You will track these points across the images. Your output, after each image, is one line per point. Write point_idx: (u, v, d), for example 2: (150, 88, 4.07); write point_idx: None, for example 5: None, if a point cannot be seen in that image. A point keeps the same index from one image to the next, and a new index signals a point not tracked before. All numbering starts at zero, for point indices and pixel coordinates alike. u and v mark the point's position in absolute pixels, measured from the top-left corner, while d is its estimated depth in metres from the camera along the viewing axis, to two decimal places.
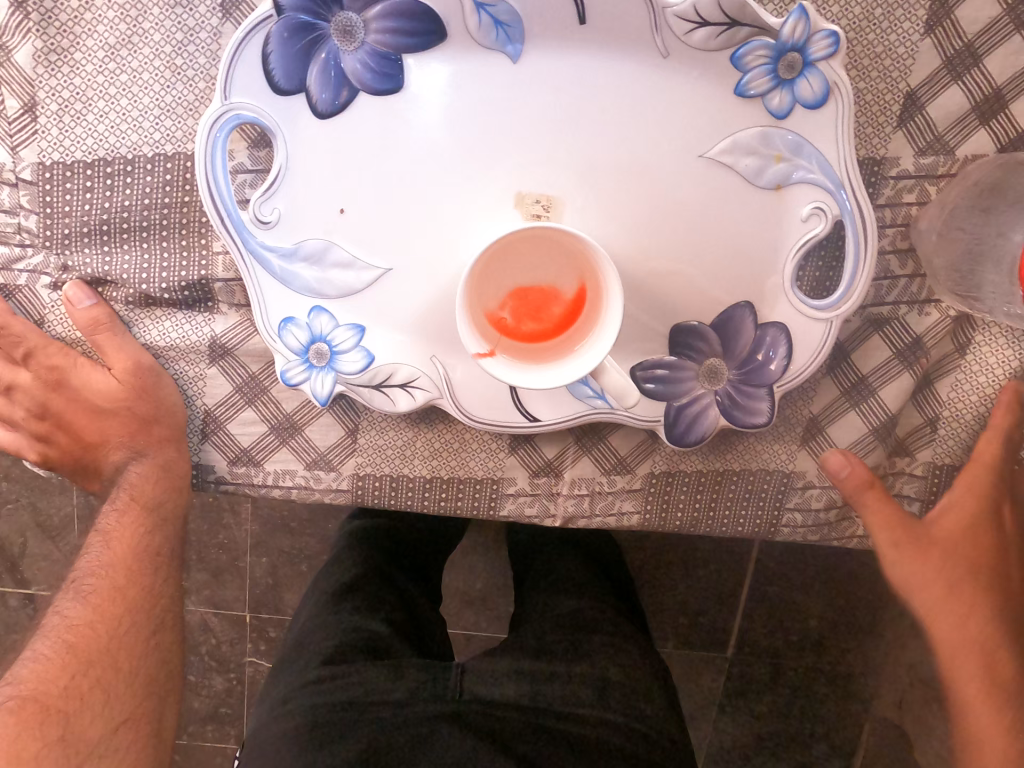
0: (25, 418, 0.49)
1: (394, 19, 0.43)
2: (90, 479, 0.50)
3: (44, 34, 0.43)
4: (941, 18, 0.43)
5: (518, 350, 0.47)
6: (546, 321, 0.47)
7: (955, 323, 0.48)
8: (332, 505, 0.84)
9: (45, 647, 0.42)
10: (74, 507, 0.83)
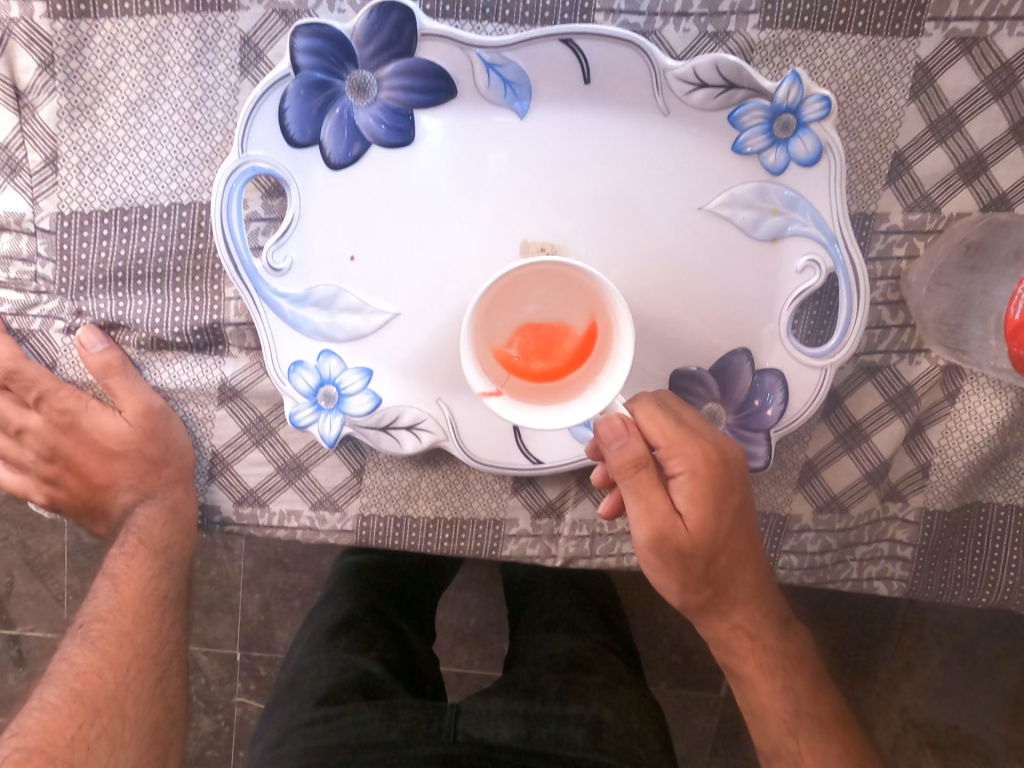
0: (34, 460, 0.49)
1: (406, 77, 0.45)
2: (95, 520, 0.50)
3: (69, 93, 0.44)
4: (924, 86, 0.45)
5: (528, 390, 0.47)
6: (557, 362, 0.48)
7: (943, 373, 0.49)
8: (326, 541, 0.83)
9: (52, 695, 0.42)
10: (64, 544, 0.83)
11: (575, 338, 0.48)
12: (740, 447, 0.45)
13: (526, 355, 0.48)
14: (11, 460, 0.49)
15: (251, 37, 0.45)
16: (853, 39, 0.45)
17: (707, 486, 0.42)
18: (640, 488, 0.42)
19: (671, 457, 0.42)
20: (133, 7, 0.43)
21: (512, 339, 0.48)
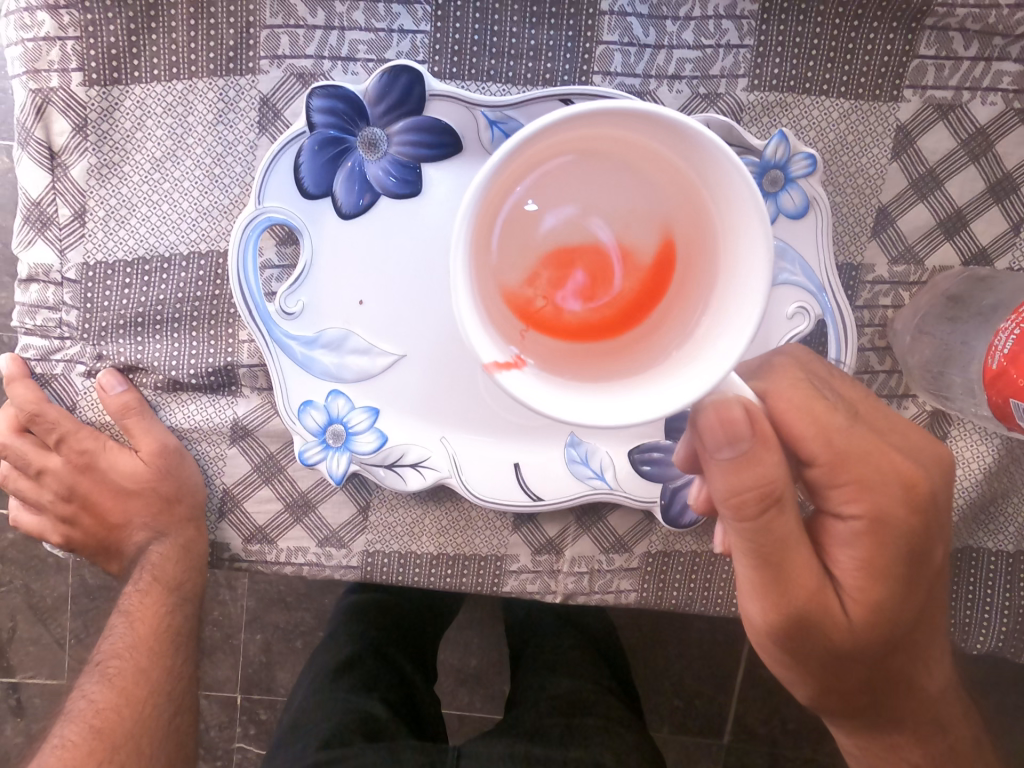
0: (52, 500, 0.52)
1: (415, 133, 0.48)
2: (110, 560, 0.53)
3: (99, 152, 0.47)
4: (904, 147, 0.48)
5: (553, 355, 0.34)
6: (603, 312, 0.35)
7: (931, 418, 0.51)
8: (329, 580, 0.85)
9: (73, 733, 0.45)
10: (69, 587, 0.82)
11: (636, 275, 0.35)
12: (938, 467, 0.41)
13: (559, 301, 0.35)
14: (31, 501, 0.53)
15: (269, 98, 0.48)
16: (837, 102, 0.48)
17: (876, 545, 0.39)
18: (769, 532, 0.36)
19: (849, 501, 0.39)
20: (161, 73, 0.47)
21: (535, 279, 0.35)
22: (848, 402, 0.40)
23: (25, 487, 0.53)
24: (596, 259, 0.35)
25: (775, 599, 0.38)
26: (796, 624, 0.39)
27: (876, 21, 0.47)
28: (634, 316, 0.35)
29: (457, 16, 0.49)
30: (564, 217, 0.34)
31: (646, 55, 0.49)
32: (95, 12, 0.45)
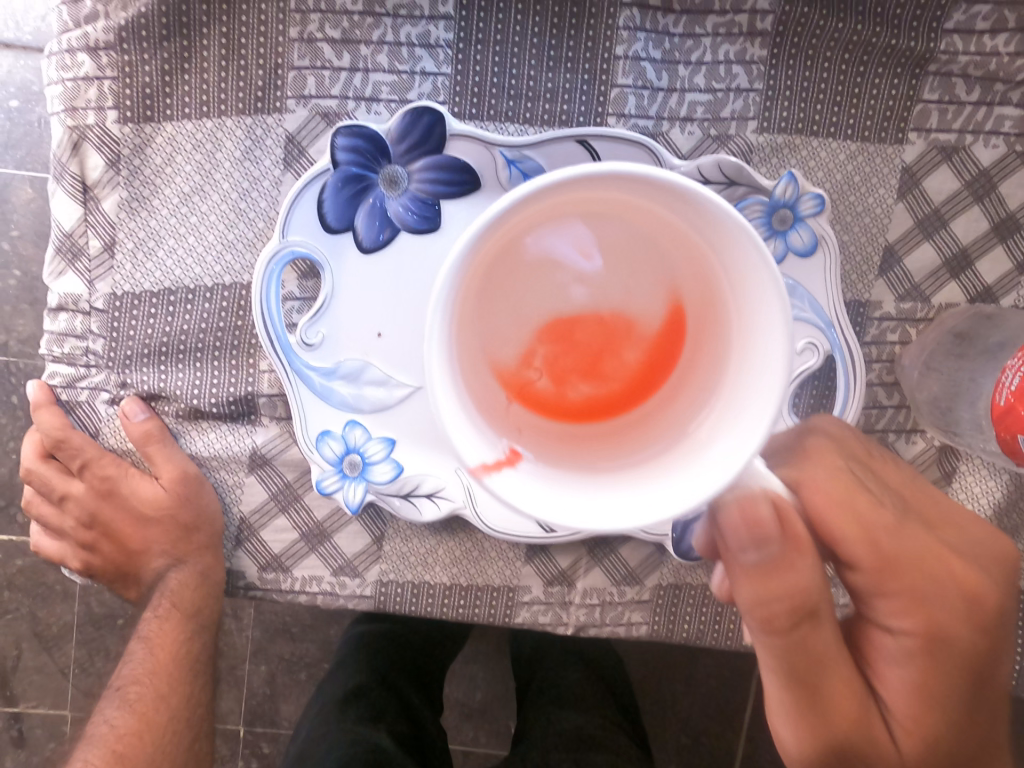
0: (74, 526, 0.54)
1: (434, 171, 0.49)
2: (128, 587, 0.54)
3: (130, 186, 0.49)
4: (910, 187, 0.50)
5: (556, 440, 0.34)
6: (608, 387, 0.35)
7: (940, 452, 0.51)
8: (335, 610, 0.84)
9: (95, 757, 0.47)
10: (75, 615, 0.82)
11: (641, 343, 0.34)
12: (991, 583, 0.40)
13: (560, 377, 0.35)
14: (55, 526, 0.55)
15: (294, 136, 0.49)
16: (844, 143, 0.50)
17: (925, 665, 0.38)
18: (802, 641, 0.35)
19: (898, 614, 0.39)
20: (192, 111, 0.48)
21: (531, 355, 0.34)
22: (896, 503, 0.41)
23: (48, 514, 0.55)
24: (594, 329, 0.34)
25: (812, 719, 0.37)
26: (835, 747, 0.37)
27: (880, 67, 0.49)
28: (643, 386, 0.34)
29: (477, 59, 0.51)
30: (555, 290, 0.33)
31: (659, 97, 0.51)
32: (132, 52, 0.47)
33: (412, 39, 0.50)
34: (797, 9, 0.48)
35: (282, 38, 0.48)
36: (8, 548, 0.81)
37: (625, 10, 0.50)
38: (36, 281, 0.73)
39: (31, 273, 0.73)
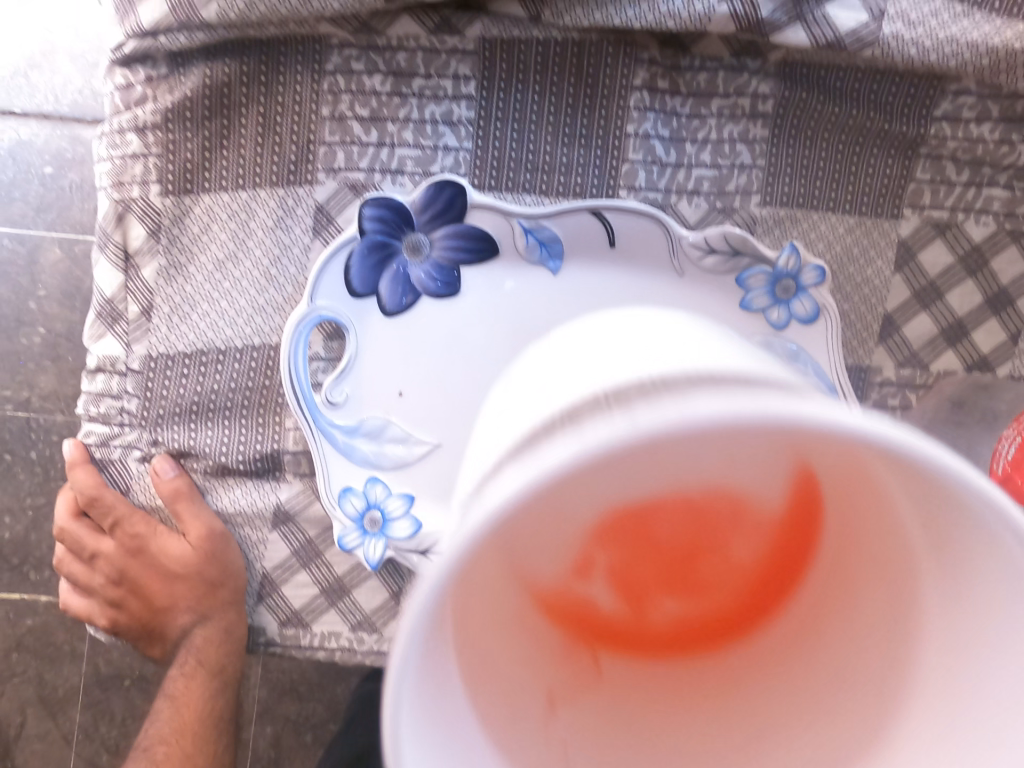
0: (102, 584, 0.57)
1: (455, 239, 0.52)
2: (153, 643, 0.57)
3: (169, 254, 0.51)
4: (906, 260, 0.52)
5: (629, 697, 0.27)
6: (700, 614, 0.28)
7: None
8: (343, 667, 0.84)
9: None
10: (81, 678, 0.81)
11: (761, 527, 0.27)
12: None
13: (637, 596, 0.28)
14: (83, 584, 0.58)
15: (324, 206, 0.52)
16: (842, 217, 0.53)
17: None
18: None
19: None
20: (228, 184, 0.51)
21: (588, 564, 0.27)
22: None
23: (78, 572, 0.58)
24: (684, 520, 0.27)
25: None
26: None
27: (876, 148, 0.52)
28: (761, 588, 0.28)
29: (497, 136, 0.54)
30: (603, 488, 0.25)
31: (667, 171, 0.54)
32: (176, 133, 0.51)
33: (436, 117, 0.53)
34: (796, 94, 0.52)
35: (314, 116, 0.52)
36: (19, 609, 0.80)
37: (636, 92, 0.54)
38: (60, 338, 0.77)
39: (56, 330, 0.77)
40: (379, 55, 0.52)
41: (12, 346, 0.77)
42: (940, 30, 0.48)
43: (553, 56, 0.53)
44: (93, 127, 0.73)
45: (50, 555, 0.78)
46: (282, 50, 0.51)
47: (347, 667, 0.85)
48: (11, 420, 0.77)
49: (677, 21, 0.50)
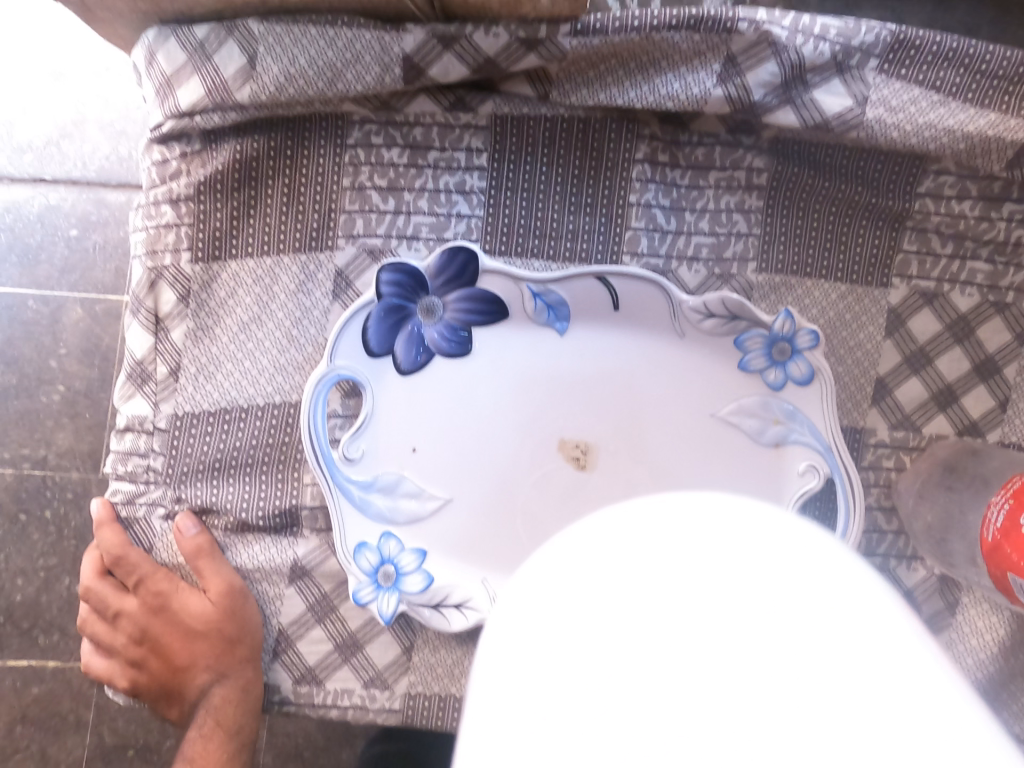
0: (124, 644, 0.57)
1: (467, 302, 0.55)
2: (172, 703, 0.57)
3: (197, 317, 0.55)
4: (896, 327, 0.56)
5: None
6: None
7: (940, 582, 0.55)
8: (349, 729, 0.84)
9: None
10: (85, 749, 0.80)
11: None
12: None
13: None
14: (105, 645, 0.58)
15: (343, 271, 0.55)
16: (834, 284, 0.56)
17: None
18: None
19: None
20: (254, 250, 0.55)
21: None
22: None
23: (100, 633, 0.58)
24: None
25: None
26: None
27: (864, 222, 0.55)
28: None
29: (507, 204, 0.56)
30: None
31: (667, 238, 0.56)
32: (206, 203, 0.55)
33: (450, 187, 0.56)
34: (787, 169, 0.55)
35: (336, 186, 0.55)
36: (25, 676, 0.80)
37: (638, 164, 0.56)
38: (78, 395, 0.79)
39: (74, 386, 0.79)
40: (397, 130, 0.55)
41: (32, 403, 0.79)
42: (921, 115, 0.51)
43: (559, 132, 0.55)
44: (119, 190, 0.79)
45: (60, 617, 0.79)
46: (306, 126, 0.55)
47: (352, 730, 0.84)
48: (28, 478, 0.79)
49: (675, 104, 0.52)
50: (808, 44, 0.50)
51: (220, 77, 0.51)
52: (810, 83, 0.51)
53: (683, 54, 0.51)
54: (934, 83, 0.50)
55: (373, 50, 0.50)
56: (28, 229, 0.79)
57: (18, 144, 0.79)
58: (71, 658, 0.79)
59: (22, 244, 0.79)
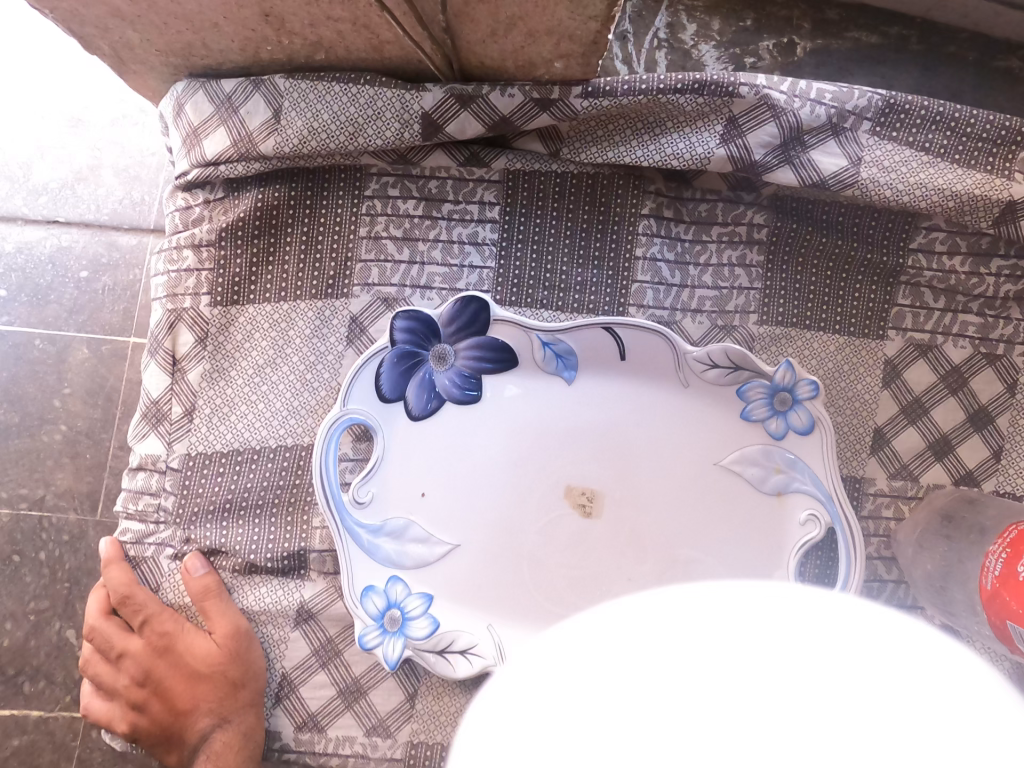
0: (126, 686, 0.56)
1: (478, 350, 0.56)
2: (171, 748, 0.56)
3: (213, 360, 0.57)
4: (893, 378, 0.57)
5: None
6: None
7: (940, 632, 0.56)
8: None
9: None
10: None
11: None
12: None
13: None
14: (106, 686, 0.57)
15: (357, 317, 0.57)
16: (834, 337, 0.57)
17: None
18: None
19: None
20: (272, 296, 0.57)
21: None
22: None
23: (102, 672, 0.57)
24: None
25: None
26: None
27: (859, 278, 0.57)
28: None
29: (517, 256, 0.58)
30: None
31: (672, 292, 0.58)
32: (227, 250, 0.57)
33: (462, 238, 0.58)
34: (787, 225, 0.57)
35: (353, 235, 0.57)
36: (7, 725, 0.77)
37: (643, 220, 0.58)
38: (79, 435, 0.79)
39: (76, 427, 0.79)
40: (412, 182, 0.57)
41: (34, 443, 0.79)
42: (911, 174, 0.52)
43: (569, 187, 0.57)
44: (131, 232, 0.81)
45: (48, 663, 0.77)
46: (325, 177, 0.57)
47: None
48: (25, 518, 0.78)
49: (681, 162, 0.54)
50: (805, 108, 0.52)
51: (245, 129, 0.53)
52: (807, 143, 0.53)
53: (688, 115, 0.53)
54: (924, 145, 0.52)
55: (394, 107, 0.52)
56: (39, 269, 0.80)
57: (35, 186, 0.81)
58: (56, 706, 0.77)
59: (32, 284, 0.80)
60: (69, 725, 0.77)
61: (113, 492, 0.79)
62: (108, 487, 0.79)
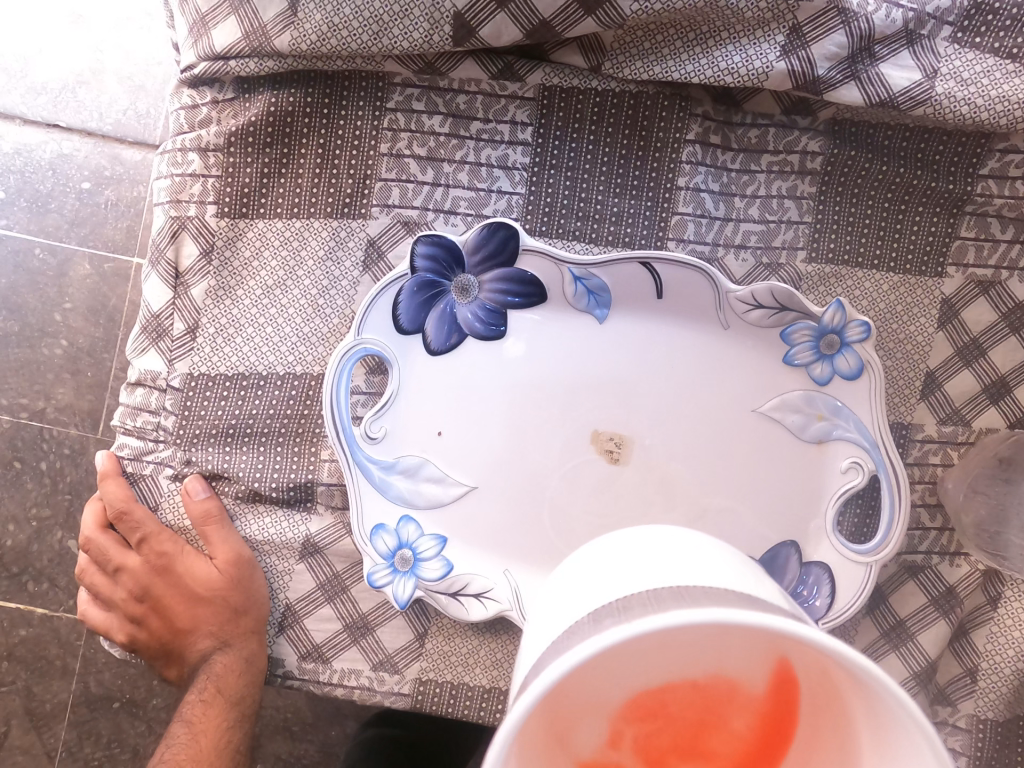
0: (124, 599, 0.55)
1: (504, 283, 0.52)
2: (170, 663, 0.55)
3: (219, 276, 0.54)
4: (949, 318, 0.53)
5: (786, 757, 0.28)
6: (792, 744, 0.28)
7: (984, 577, 0.53)
8: (338, 708, 0.79)
9: None
10: (70, 694, 0.78)
11: (750, 708, 0.29)
12: None
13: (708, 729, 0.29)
14: (104, 598, 0.56)
15: (375, 240, 0.53)
16: (887, 275, 0.53)
17: None
18: None
19: None
20: (283, 211, 0.53)
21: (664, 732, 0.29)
22: None
23: (99, 584, 0.56)
24: (688, 698, 0.29)
25: None
26: None
27: (920, 208, 0.52)
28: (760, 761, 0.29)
29: (550, 182, 0.54)
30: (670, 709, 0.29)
31: (716, 225, 0.54)
32: (236, 157, 0.53)
33: (492, 161, 0.53)
34: (844, 151, 0.52)
35: (373, 151, 0.53)
36: (13, 617, 0.78)
37: (689, 145, 0.53)
38: (81, 352, 0.77)
39: (77, 344, 0.77)
40: (440, 96, 0.53)
41: (33, 355, 0.77)
42: (994, 88, 0.47)
43: (610, 106, 0.53)
44: (134, 147, 0.77)
45: (51, 567, 0.77)
46: (346, 83, 0.52)
47: (342, 709, 0.79)
48: (25, 428, 0.77)
49: (735, 78, 0.49)
50: (880, 12, 0.47)
51: (259, 21, 0.49)
52: (877, 54, 0.48)
53: (745, 22, 0.48)
54: (1011, 52, 0.47)
55: (424, 5, 0.48)
56: (39, 174, 0.77)
57: (33, 85, 0.77)
58: (60, 607, 0.78)
59: (32, 189, 0.77)
60: (73, 625, 0.78)
61: (114, 413, 0.78)
62: (109, 406, 0.78)
